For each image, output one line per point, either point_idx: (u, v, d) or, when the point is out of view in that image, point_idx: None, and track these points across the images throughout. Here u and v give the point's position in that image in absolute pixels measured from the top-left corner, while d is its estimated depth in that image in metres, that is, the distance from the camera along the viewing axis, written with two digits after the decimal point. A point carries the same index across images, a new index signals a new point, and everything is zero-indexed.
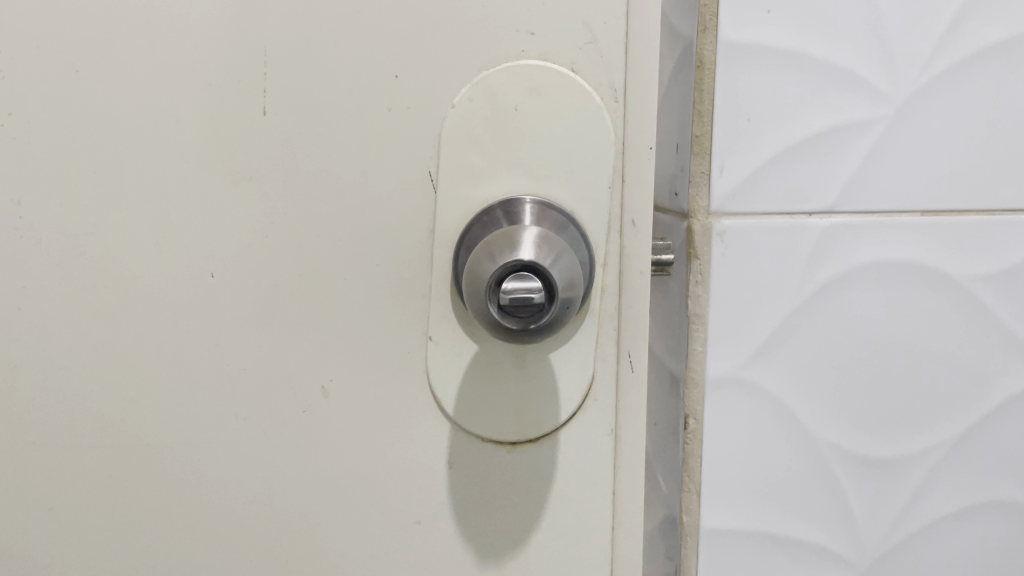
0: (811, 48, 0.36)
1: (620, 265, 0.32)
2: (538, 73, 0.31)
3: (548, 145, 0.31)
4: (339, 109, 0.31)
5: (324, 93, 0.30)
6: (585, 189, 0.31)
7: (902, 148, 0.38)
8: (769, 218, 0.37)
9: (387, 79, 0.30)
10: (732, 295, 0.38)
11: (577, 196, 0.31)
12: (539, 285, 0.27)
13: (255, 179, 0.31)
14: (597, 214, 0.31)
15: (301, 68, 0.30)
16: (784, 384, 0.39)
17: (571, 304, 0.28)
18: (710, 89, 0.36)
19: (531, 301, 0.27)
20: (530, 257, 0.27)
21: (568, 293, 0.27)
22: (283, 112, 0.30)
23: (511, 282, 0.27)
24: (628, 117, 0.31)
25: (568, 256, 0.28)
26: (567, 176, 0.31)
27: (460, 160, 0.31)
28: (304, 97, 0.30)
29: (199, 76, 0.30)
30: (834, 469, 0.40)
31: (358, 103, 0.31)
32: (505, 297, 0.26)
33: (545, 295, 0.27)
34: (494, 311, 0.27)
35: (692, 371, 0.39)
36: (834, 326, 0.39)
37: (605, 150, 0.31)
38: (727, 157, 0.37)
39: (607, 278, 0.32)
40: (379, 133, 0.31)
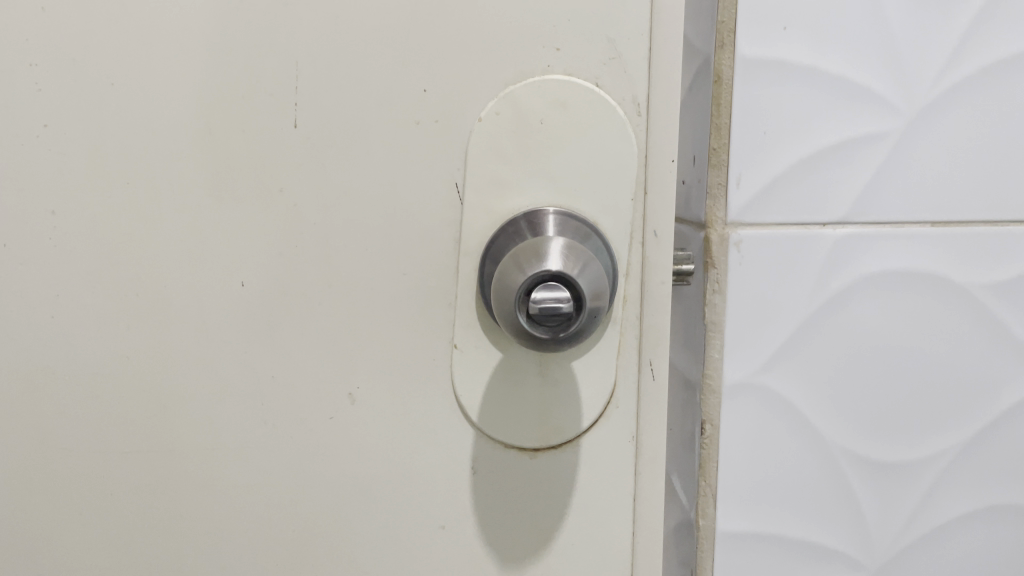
0: (825, 63, 0.37)
1: (642, 275, 0.33)
2: (563, 88, 0.31)
3: (573, 158, 0.32)
4: (369, 122, 0.31)
5: (354, 106, 0.31)
6: (609, 201, 0.32)
7: (913, 160, 0.39)
8: (784, 228, 0.38)
9: (416, 93, 0.31)
10: (747, 304, 0.39)
11: (601, 208, 0.32)
12: (568, 295, 0.28)
13: (286, 191, 0.32)
14: (620, 225, 0.32)
15: (333, 82, 0.31)
16: (797, 390, 0.40)
17: (597, 313, 0.29)
18: (727, 103, 0.37)
19: (560, 310, 0.27)
20: (558, 267, 0.28)
21: (595, 303, 0.28)
22: (315, 125, 0.31)
23: (540, 291, 0.27)
24: (651, 130, 0.32)
25: (594, 266, 0.29)
26: (592, 188, 0.32)
27: (487, 172, 0.32)
28: (335, 111, 0.31)
29: (232, 90, 0.31)
30: (845, 474, 0.41)
31: (387, 117, 0.31)
32: (534, 306, 0.27)
33: (573, 304, 0.27)
34: (524, 321, 0.28)
35: (708, 377, 0.40)
36: (846, 334, 0.40)
37: (628, 163, 0.32)
38: (743, 169, 0.37)
39: (630, 287, 0.33)
40: (408, 146, 0.32)
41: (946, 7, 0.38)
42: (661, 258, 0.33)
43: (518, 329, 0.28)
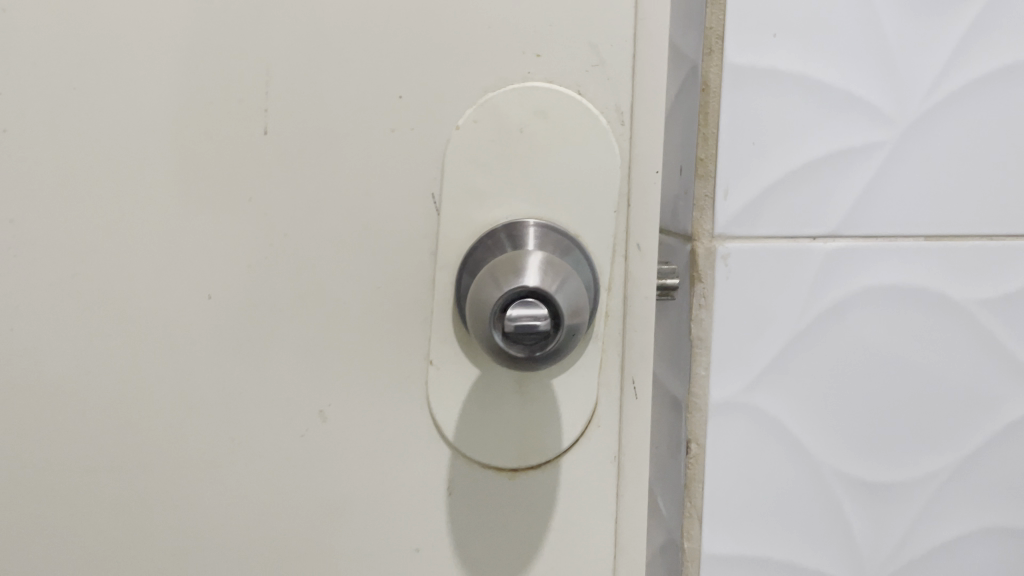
0: (816, 71, 0.36)
1: (625, 289, 0.32)
2: (544, 96, 0.30)
3: (554, 168, 0.30)
4: (342, 129, 0.30)
5: (326, 112, 0.30)
6: (591, 214, 0.31)
7: (907, 171, 0.38)
8: (773, 242, 0.37)
9: (391, 100, 0.30)
10: (735, 319, 0.37)
11: (582, 220, 0.31)
12: (545, 312, 0.26)
13: (257, 201, 0.30)
14: (602, 238, 0.31)
15: (305, 88, 0.30)
16: (786, 408, 0.39)
17: (577, 330, 0.27)
18: (716, 111, 0.36)
19: (537, 328, 0.26)
20: (535, 282, 0.27)
21: (574, 320, 0.27)
22: (287, 132, 0.30)
23: (517, 308, 0.26)
24: (636, 140, 0.31)
25: (574, 281, 0.28)
26: (573, 199, 0.31)
27: (465, 182, 0.31)
28: (307, 117, 0.30)
29: (200, 96, 0.30)
30: (836, 493, 0.40)
31: (361, 123, 0.30)
32: (510, 324, 0.26)
33: (551, 322, 0.26)
34: (499, 339, 0.26)
35: (695, 395, 0.38)
36: (837, 350, 0.39)
37: (611, 174, 0.31)
38: (732, 181, 0.36)
39: (612, 302, 0.32)
40: (383, 155, 0.30)
41: (940, 15, 0.37)
42: (645, 272, 0.32)
43: (493, 347, 0.27)
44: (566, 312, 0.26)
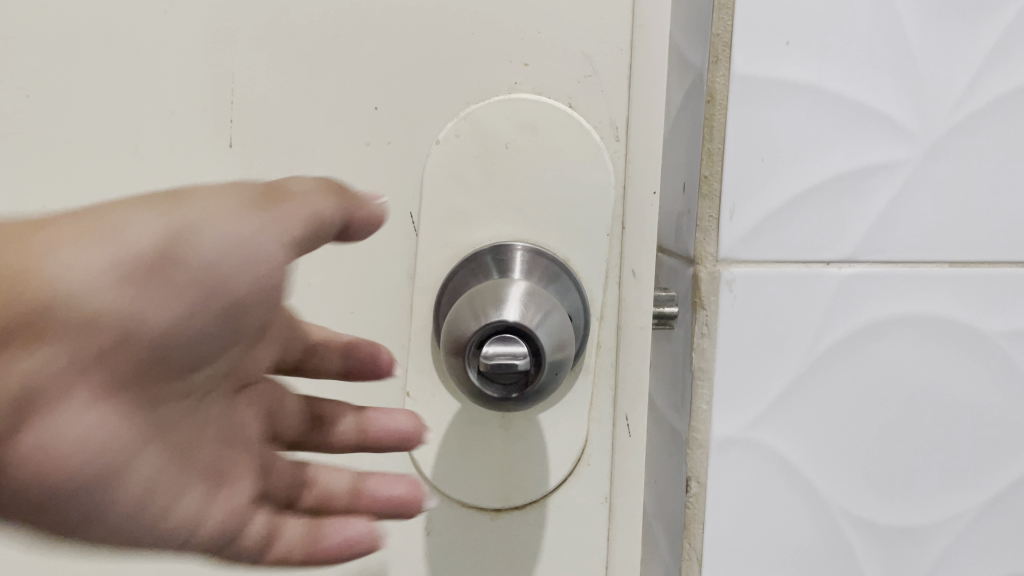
0: (829, 78, 0.31)
1: (618, 319, 0.29)
2: (532, 108, 0.28)
3: (542, 188, 0.28)
4: (313, 143, 0.28)
5: (296, 124, 0.28)
6: (581, 238, 0.28)
7: (935, 191, 0.33)
8: (784, 265, 0.32)
9: (366, 112, 0.28)
10: (739, 350, 0.33)
11: (572, 245, 0.28)
12: (525, 349, 0.24)
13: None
14: (594, 264, 0.29)
15: (271, 100, 0.28)
16: (797, 449, 0.34)
17: (562, 367, 0.25)
18: (722, 125, 0.31)
19: (514, 368, 0.24)
20: (516, 317, 0.24)
21: (557, 356, 0.25)
22: (253, 147, 0.28)
23: (494, 345, 0.24)
24: (632, 158, 0.29)
25: (558, 315, 0.25)
26: (563, 222, 0.28)
27: (445, 202, 0.28)
28: (275, 132, 0.28)
29: (163, 110, 0.28)
30: (852, 543, 0.35)
31: (334, 137, 0.28)
32: (486, 362, 0.24)
33: (531, 360, 0.24)
34: (473, 378, 0.24)
35: (695, 429, 0.33)
36: (856, 386, 0.34)
37: (605, 193, 0.28)
38: (738, 200, 0.31)
39: (604, 332, 0.29)
40: (358, 171, 0.28)
41: (983, 12, 0.32)
42: (641, 301, 0.29)
43: (467, 386, 0.24)
44: (547, 350, 0.24)
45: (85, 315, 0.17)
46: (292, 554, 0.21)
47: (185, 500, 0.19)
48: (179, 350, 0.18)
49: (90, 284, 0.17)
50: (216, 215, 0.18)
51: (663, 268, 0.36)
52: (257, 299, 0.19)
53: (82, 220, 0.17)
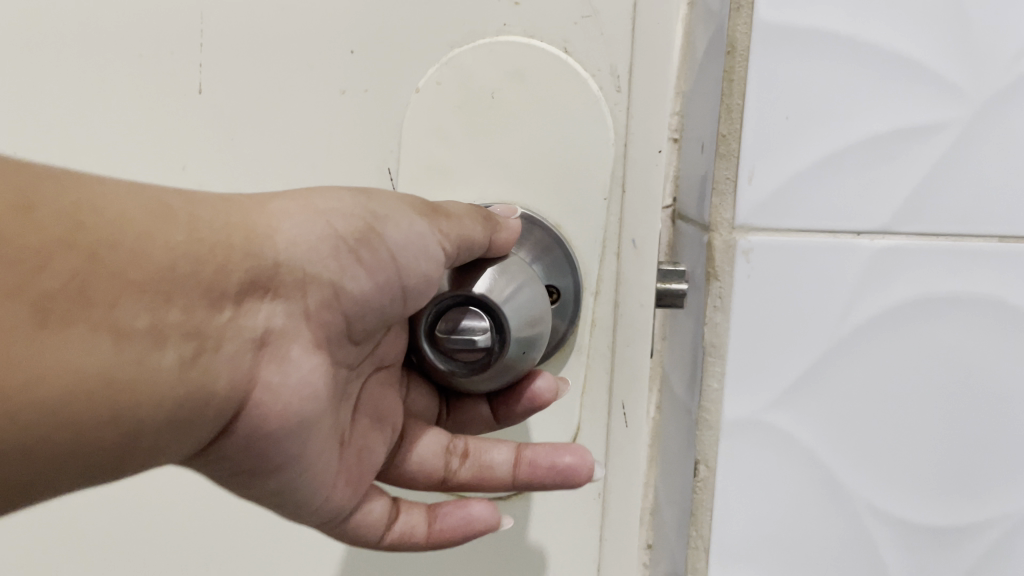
0: (868, 27, 0.28)
1: (615, 296, 0.29)
2: (523, 54, 0.27)
3: (527, 140, 0.28)
4: (288, 88, 0.28)
5: (270, 68, 0.28)
6: (572, 202, 0.28)
7: (987, 157, 0.29)
8: (808, 236, 0.29)
9: (342, 55, 0.28)
10: (755, 329, 0.30)
11: (561, 212, 0.28)
12: (487, 325, 0.24)
13: (224, 174, 0.29)
14: (585, 230, 0.28)
15: (273, 56, 0.28)
16: (819, 437, 0.31)
17: (531, 346, 0.25)
18: (741, 79, 0.28)
19: (475, 343, 0.24)
20: (481, 290, 0.24)
21: (523, 334, 0.25)
22: (253, 106, 0.29)
23: (459, 319, 0.24)
24: (632, 115, 0.28)
25: (530, 290, 0.25)
26: (551, 178, 0.28)
27: (426, 156, 0.28)
28: (246, 75, 0.28)
29: (165, 75, 0.29)
30: (880, 540, 0.32)
31: (310, 81, 0.28)
32: (448, 335, 0.25)
33: (493, 337, 0.24)
34: (438, 349, 0.25)
35: (704, 410, 0.31)
36: (887, 372, 0.31)
37: (602, 152, 0.28)
38: (757, 162, 0.28)
39: (599, 310, 0.29)
40: (333, 116, 0.29)
41: None
42: (641, 275, 0.28)
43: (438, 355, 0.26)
44: (509, 328, 0.24)
45: (300, 273, 0.22)
46: (415, 532, 0.27)
47: (329, 461, 0.25)
48: (359, 314, 0.24)
49: (311, 256, 0.22)
50: (403, 235, 0.23)
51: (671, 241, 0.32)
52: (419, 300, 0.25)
53: (298, 196, 0.23)
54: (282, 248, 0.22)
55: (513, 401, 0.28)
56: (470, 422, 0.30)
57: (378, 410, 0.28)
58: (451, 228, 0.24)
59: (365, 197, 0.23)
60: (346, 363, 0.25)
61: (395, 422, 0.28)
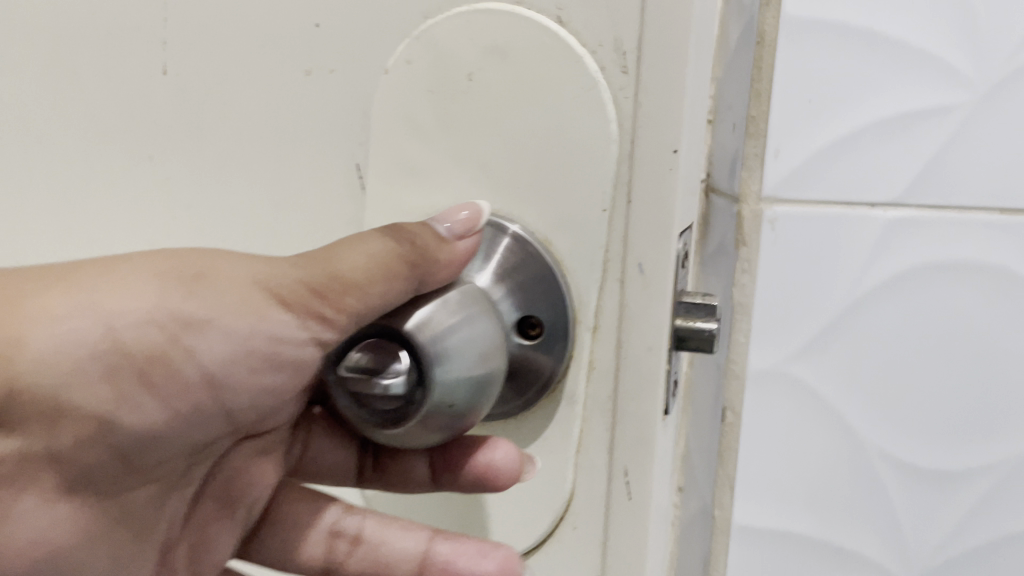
0: (881, 24, 0.31)
1: (617, 333, 0.25)
2: (501, 31, 0.24)
3: (509, 132, 0.25)
4: (246, 66, 0.27)
5: (227, 48, 0.28)
6: (570, 214, 0.25)
7: (986, 138, 0.32)
8: (827, 207, 0.33)
9: (307, 29, 0.26)
10: (777, 289, 0.34)
11: (555, 221, 0.25)
12: (404, 370, 0.20)
13: (179, 219, 0.29)
14: (581, 252, 0.25)
15: (236, 37, 0.27)
16: (833, 387, 0.35)
17: (466, 397, 0.21)
18: (769, 67, 0.32)
19: (387, 390, 0.20)
20: (410, 325, 0.20)
21: (453, 384, 0.20)
22: (204, 114, 0.28)
23: (367, 355, 0.20)
24: (641, 109, 0.23)
25: (469, 329, 0.21)
26: (534, 184, 0.25)
27: (396, 150, 0.26)
28: (206, 58, 0.28)
29: (124, 114, 0.29)
30: (887, 479, 0.36)
31: (267, 60, 0.27)
32: (351, 378, 0.20)
33: (412, 385, 0.20)
34: (347, 393, 0.21)
35: (733, 361, 0.35)
36: (894, 330, 0.34)
37: (604, 160, 0.24)
38: (782, 140, 0.32)
39: (597, 350, 0.25)
40: (292, 99, 0.27)
41: None
42: (650, 307, 0.24)
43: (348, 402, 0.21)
44: (439, 367, 0.20)
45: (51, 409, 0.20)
46: None
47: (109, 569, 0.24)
48: (139, 446, 0.22)
49: (68, 379, 0.20)
50: (200, 343, 0.21)
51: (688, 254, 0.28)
52: (236, 394, 0.23)
53: (74, 289, 0.20)
54: (26, 373, 0.19)
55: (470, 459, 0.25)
56: (405, 478, 0.27)
57: (229, 492, 0.26)
58: (348, 300, 0.21)
59: (182, 289, 0.20)
60: (175, 466, 0.24)
61: (252, 501, 0.27)
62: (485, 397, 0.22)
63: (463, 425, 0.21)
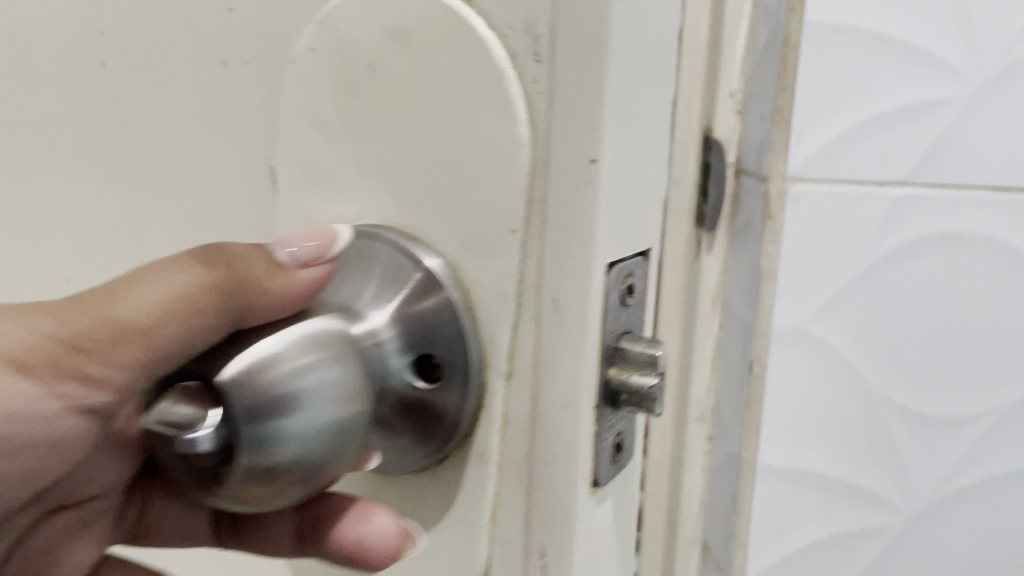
0: (891, 28, 0.37)
1: (536, 372, 0.28)
2: (403, 14, 0.29)
3: (401, 124, 0.30)
4: (183, 62, 0.37)
5: (171, 48, 0.37)
6: (471, 227, 0.29)
7: (973, 130, 0.39)
8: (844, 185, 0.38)
9: (226, 16, 0.34)
10: (801, 256, 0.38)
11: (457, 243, 0.29)
12: (211, 428, 0.23)
13: (154, 190, 0.39)
14: (491, 288, 0.29)
15: (178, 42, 0.37)
16: (848, 342, 0.40)
17: (294, 450, 0.24)
18: (794, 62, 0.36)
19: (197, 445, 0.23)
20: (224, 373, 0.23)
21: (264, 441, 0.23)
22: (151, 96, 0.38)
23: (185, 414, 0.24)
24: (555, 136, 0.27)
25: (299, 381, 0.24)
26: (429, 183, 0.29)
27: (308, 144, 0.32)
28: (155, 53, 0.38)
29: (129, 107, 0.40)
30: (894, 424, 0.41)
31: (203, 48, 0.36)
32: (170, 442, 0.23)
33: (224, 439, 0.23)
34: (171, 450, 0.24)
35: (760, 320, 0.39)
36: (901, 294, 0.40)
37: (515, 171, 0.27)
38: (806, 126, 0.37)
39: (513, 392, 0.29)
40: (224, 81, 0.35)
41: None
42: (567, 354, 0.27)
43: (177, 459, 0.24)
44: (241, 427, 0.23)
45: None
46: None
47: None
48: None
49: None
50: None
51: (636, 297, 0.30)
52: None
53: None
54: None
55: (350, 508, 0.31)
56: (274, 541, 0.33)
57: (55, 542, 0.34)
58: (125, 348, 0.25)
59: None
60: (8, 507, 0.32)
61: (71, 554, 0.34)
62: (318, 452, 0.25)
63: (293, 481, 0.24)
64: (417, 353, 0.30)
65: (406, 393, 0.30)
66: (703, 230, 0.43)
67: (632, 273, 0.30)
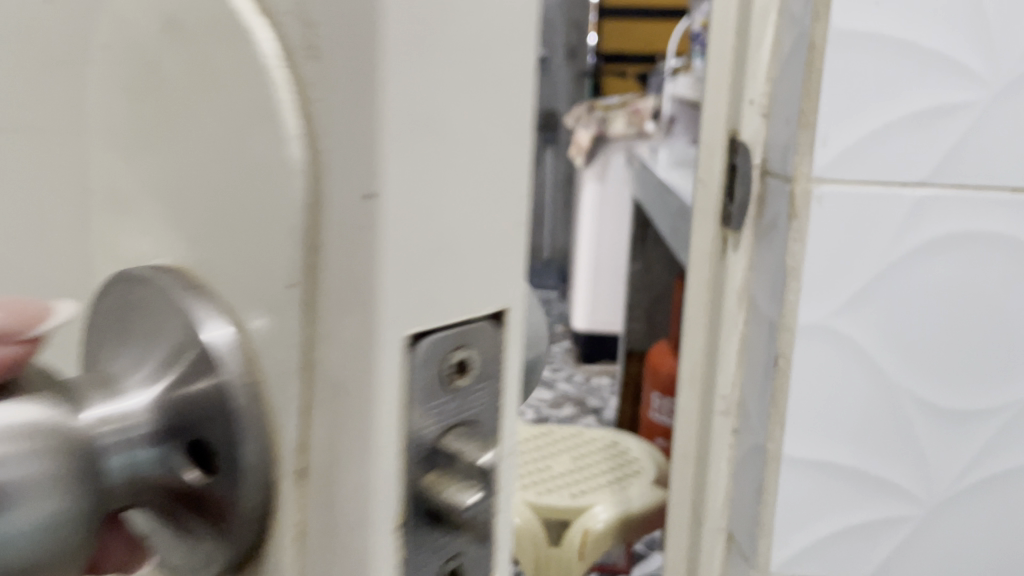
0: (912, 35, 0.38)
1: (320, 529, 0.16)
2: None
3: (175, 123, 0.18)
4: None
5: None
6: (250, 286, 0.17)
7: (993, 130, 0.39)
8: (866, 185, 0.40)
9: None
10: (824, 254, 0.40)
11: (239, 305, 0.17)
12: None
13: None
14: (276, 380, 0.16)
15: None
16: (869, 337, 0.41)
17: None
18: (820, 69, 0.38)
19: None
20: None
21: None
22: None
23: None
24: (332, 166, 0.15)
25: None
26: (207, 216, 0.18)
27: (107, 166, 0.21)
28: None
29: None
30: (910, 417, 0.43)
31: None
32: None
33: None
34: None
35: (786, 315, 0.41)
36: (917, 291, 0.41)
37: (286, 206, 0.15)
38: (830, 130, 0.39)
39: (296, 533, 0.16)
40: None
41: None
42: (351, 467, 0.15)
43: None
44: None
45: None
46: None
47: None
48: None
49: None
50: None
51: (476, 372, 0.17)
52: None
53: None
54: None
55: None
56: None
57: None
58: None
59: None
60: None
61: None
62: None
63: None
64: (185, 440, 0.17)
65: (154, 475, 0.17)
66: (732, 228, 0.46)
67: (472, 339, 0.16)
